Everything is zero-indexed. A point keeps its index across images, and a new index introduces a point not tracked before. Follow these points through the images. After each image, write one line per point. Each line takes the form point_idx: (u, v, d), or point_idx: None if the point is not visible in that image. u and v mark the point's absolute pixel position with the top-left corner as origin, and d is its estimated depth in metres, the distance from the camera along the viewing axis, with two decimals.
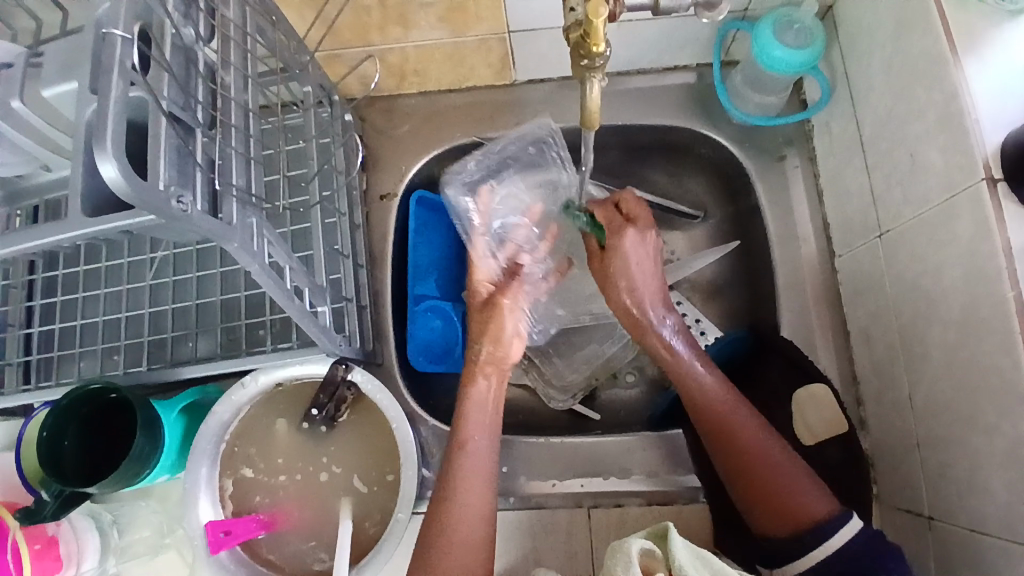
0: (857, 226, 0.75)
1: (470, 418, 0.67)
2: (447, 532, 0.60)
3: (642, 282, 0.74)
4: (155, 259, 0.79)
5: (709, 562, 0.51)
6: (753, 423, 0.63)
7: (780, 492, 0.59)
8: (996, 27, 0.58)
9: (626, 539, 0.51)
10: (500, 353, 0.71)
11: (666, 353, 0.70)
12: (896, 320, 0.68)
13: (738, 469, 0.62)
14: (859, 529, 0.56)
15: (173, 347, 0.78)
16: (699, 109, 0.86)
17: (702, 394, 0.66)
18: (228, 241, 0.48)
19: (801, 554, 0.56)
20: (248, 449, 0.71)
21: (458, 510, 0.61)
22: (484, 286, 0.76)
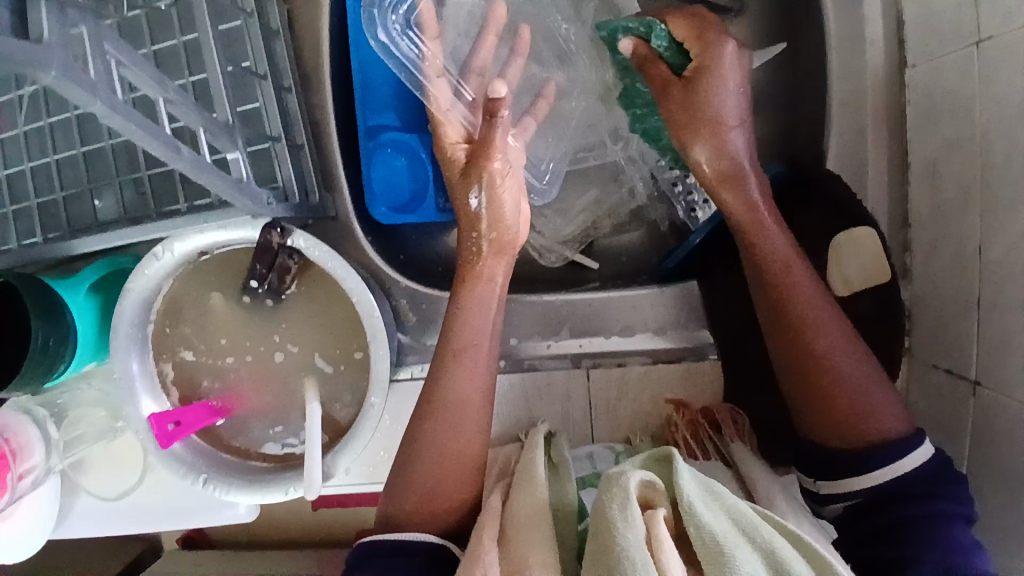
0: (951, 21, 0.56)
1: (468, 320, 0.56)
2: (441, 440, 0.55)
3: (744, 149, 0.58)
4: (16, 93, 0.58)
5: (719, 493, 0.44)
6: (834, 317, 0.55)
7: (849, 403, 0.53)
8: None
9: (624, 470, 0.44)
10: (504, 238, 0.57)
11: (755, 224, 0.57)
12: (981, 154, 0.53)
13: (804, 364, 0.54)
14: (927, 458, 0.51)
15: (68, 209, 0.60)
16: None
17: (788, 269, 0.56)
18: (35, 69, 0.30)
19: (865, 474, 0.51)
20: (182, 330, 0.59)
21: (456, 414, 0.55)
22: (457, 145, 0.58)
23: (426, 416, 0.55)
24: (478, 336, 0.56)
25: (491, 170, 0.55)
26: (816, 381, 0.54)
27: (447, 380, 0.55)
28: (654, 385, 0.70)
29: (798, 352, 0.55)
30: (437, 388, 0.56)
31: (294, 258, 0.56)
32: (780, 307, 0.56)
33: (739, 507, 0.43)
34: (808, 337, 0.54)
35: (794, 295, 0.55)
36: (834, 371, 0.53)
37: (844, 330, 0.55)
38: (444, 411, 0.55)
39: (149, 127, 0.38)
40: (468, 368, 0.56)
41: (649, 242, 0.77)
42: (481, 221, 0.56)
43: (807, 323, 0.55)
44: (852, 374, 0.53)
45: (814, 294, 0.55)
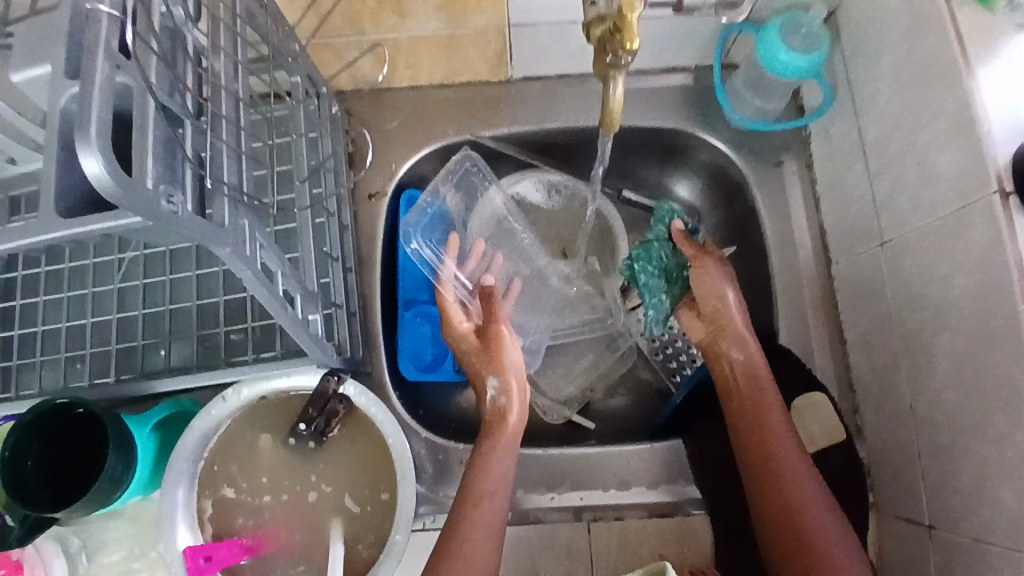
0: (858, 233, 0.74)
1: (490, 469, 0.63)
2: (463, 553, 0.59)
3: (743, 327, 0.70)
4: (124, 260, 0.73)
5: None
6: (807, 472, 0.62)
7: (821, 557, 0.58)
8: (1012, 33, 0.57)
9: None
10: (501, 407, 0.68)
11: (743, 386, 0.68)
12: (899, 329, 0.68)
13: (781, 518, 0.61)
14: None
15: (143, 356, 0.72)
16: (698, 111, 0.84)
17: (768, 431, 0.65)
18: (218, 247, 0.42)
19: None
20: (229, 467, 0.66)
21: (472, 527, 0.60)
22: (466, 334, 0.72)
23: (455, 521, 0.61)
24: (493, 487, 0.62)
25: (496, 352, 0.71)
26: (792, 535, 0.60)
27: (477, 488, 0.62)
28: (650, 539, 0.75)
29: (774, 505, 0.61)
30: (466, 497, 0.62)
31: (337, 409, 0.65)
32: (756, 457, 0.64)
33: None
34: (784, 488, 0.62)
35: (773, 449, 0.64)
36: (809, 529, 0.59)
37: (815, 486, 0.62)
38: (466, 527, 0.60)
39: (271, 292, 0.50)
40: (488, 481, 0.62)
41: (639, 405, 0.87)
42: (507, 373, 0.70)
43: (784, 477, 0.62)
44: (826, 529, 0.59)
45: (789, 453, 0.63)
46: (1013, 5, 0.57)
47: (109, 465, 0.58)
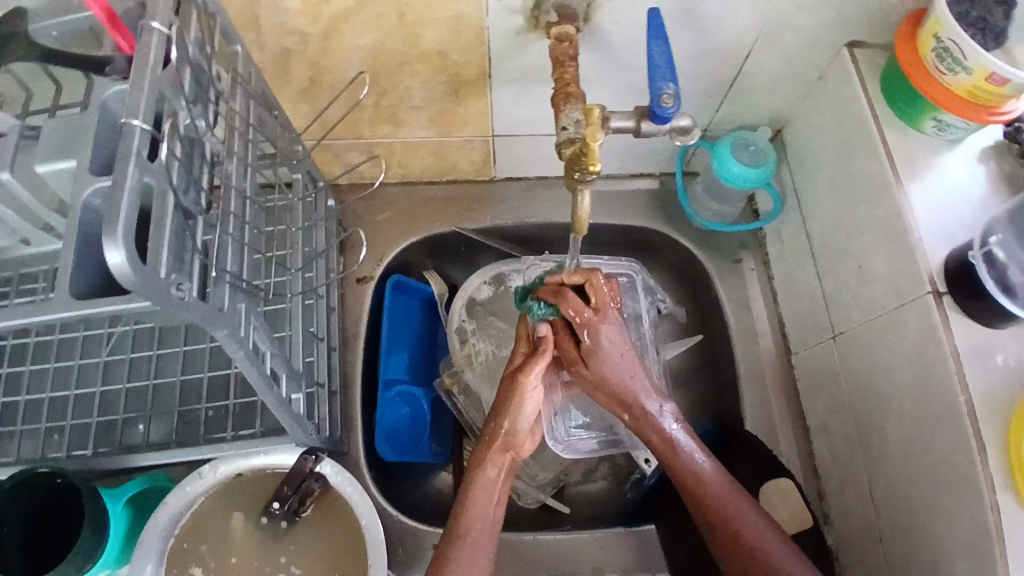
0: (811, 325, 0.80)
1: (489, 462, 0.65)
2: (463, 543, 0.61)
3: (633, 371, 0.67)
4: (113, 334, 0.76)
5: None
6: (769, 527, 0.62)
7: None
8: (940, 150, 0.67)
9: None
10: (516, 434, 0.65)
11: (665, 445, 0.66)
12: (853, 416, 0.72)
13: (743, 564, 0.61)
14: None
15: (122, 431, 0.73)
16: (661, 211, 0.92)
17: (704, 487, 0.64)
18: (218, 327, 0.47)
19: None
20: (198, 546, 0.65)
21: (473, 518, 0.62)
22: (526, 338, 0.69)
23: (449, 549, 0.61)
24: (479, 522, 0.62)
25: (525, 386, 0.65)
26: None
27: (467, 513, 0.63)
28: None
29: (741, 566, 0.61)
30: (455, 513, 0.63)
31: (312, 490, 0.66)
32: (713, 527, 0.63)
33: None
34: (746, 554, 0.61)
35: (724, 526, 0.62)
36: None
37: (779, 543, 0.61)
38: (453, 540, 0.61)
39: (260, 373, 0.54)
40: (478, 507, 0.63)
41: (613, 489, 0.88)
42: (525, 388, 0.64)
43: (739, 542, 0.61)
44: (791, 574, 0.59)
45: (732, 509, 0.63)
46: (941, 128, 0.66)
47: (85, 536, 0.58)
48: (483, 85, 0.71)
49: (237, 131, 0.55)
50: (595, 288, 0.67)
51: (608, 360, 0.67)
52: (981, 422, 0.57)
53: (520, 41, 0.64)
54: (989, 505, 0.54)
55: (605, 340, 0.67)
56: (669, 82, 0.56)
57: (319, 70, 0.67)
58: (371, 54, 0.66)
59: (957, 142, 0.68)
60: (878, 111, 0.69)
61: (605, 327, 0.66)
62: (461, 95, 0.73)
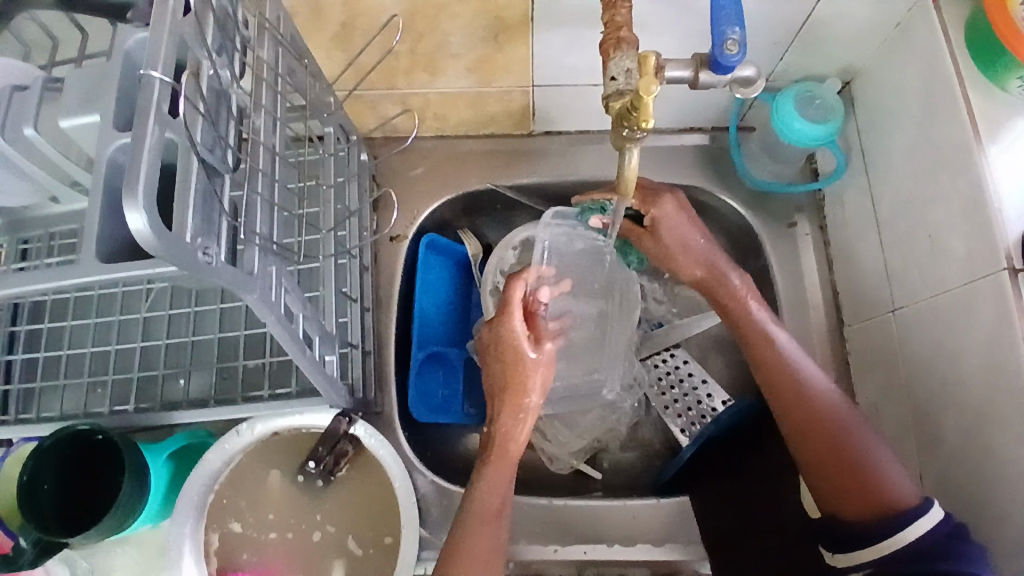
0: (870, 297, 0.75)
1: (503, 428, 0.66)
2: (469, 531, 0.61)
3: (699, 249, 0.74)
4: (151, 290, 0.75)
5: None
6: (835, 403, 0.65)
7: (855, 473, 0.61)
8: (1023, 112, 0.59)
9: None
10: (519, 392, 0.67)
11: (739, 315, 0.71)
12: (911, 396, 0.68)
13: (810, 437, 0.64)
14: (941, 521, 0.56)
15: (162, 386, 0.74)
16: (712, 169, 0.87)
17: (776, 358, 0.68)
18: (248, 293, 0.45)
19: (876, 539, 0.58)
20: (237, 502, 0.66)
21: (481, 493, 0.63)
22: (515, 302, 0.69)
23: (460, 534, 0.61)
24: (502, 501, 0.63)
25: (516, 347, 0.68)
26: (836, 468, 0.62)
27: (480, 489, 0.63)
28: None
29: (812, 445, 0.64)
30: (467, 501, 0.63)
31: (346, 451, 0.66)
32: (779, 395, 0.67)
33: None
34: (829, 429, 0.64)
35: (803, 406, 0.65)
36: (842, 447, 0.63)
37: (867, 429, 0.64)
38: (475, 511, 0.61)
39: (292, 338, 0.52)
40: (495, 484, 0.63)
41: (650, 458, 0.86)
42: (523, 379, 0.67)
43: (824, 419, 0.64)
44: (868, 448, 0.62)
45: (804, 388, 0.66)
46: None
47: (126, 491, 0.60)
48: (525, 30, 0.66)
49: (265, 81, 0.52)
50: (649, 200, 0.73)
51: (676, 226, 0.74)
52: None
53: None
54: None
55: (673, 220, 0.74)
56: (735, 26, 0.50)
57: (351, 14, 0.63)
58: None
59: None
60: (960, 63, 0.61)
61: (676, 216, 0.74)
62: (501, 41, 0.67)
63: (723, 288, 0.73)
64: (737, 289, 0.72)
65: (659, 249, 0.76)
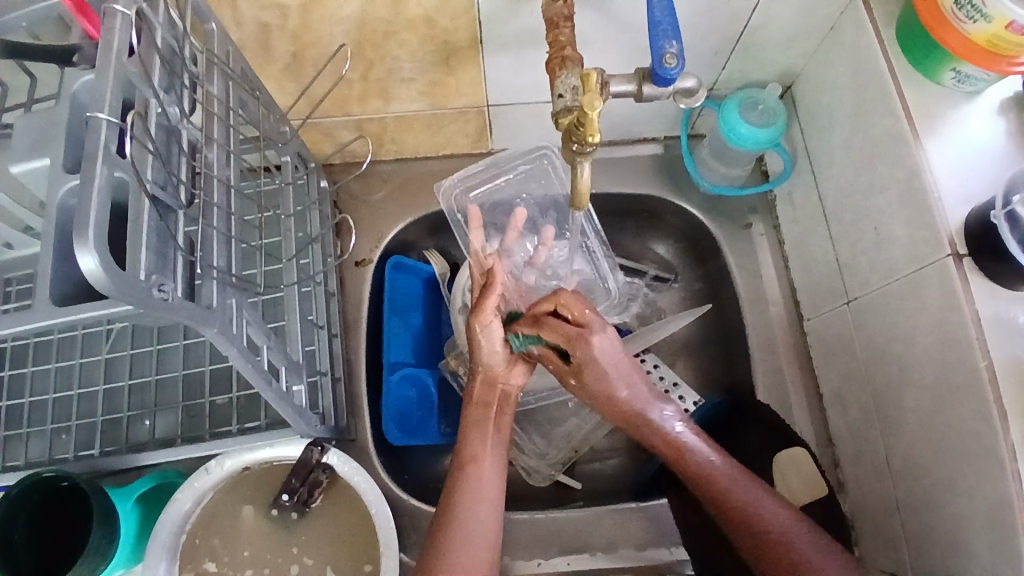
0: (825, 291, 0.77)
1: (470, 442, 0.65)
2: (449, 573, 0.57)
3: (622, 378, 0.65)
4: (112, 330, 0.74)
5: None
6: (782, 510, 0.58)
7: None
8: (957, 104, 0.63)
9: None
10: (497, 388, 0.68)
11: (668, 444, 0.63)
12: (870, 384, 0.70)
13: (762, 554, 0.57)
14: None
15: (128, 428, 0.72)
16: (667, 176, 0.89)
17: (708, 467, 0.61)
18: (207, 327, 0.45)
19: None
20: (211, 540, 0.65)
21: (463, 536, 0.59)
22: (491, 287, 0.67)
23: (453, 487, 0.62)
24: (485, 449, 0.65)
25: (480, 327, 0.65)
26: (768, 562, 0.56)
27: (458, 521, 0.60)
28: None
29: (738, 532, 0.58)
30: (458, 452, 0.65)
31: (320, 480, 0.65)
32: (720, 506, 0.59)
33: None
34: (782, 551, 0.56)
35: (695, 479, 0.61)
36: (795, 560, 0.55)
37: (759, 489, 0.60)
38: (454, 546, 0.59)
39: (258, 370, 0.52)
40: (478, 438, 0.65)
41: (627, 463, 0.87)
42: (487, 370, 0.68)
43: (778, 538, 0.56)
44: (756, 502, 0.58)
45: (747, 495, 0.59)
46: (960, 79, 0.62)
47: (97, 534, 0.58)
48: (475, 53, 0.67)
49: (216, 116, 0.52)
50: (569, 333, 0.64)
51: (599, 372, 0.64)
52: (1007, 389, 0.54)
53: (512, 5, 0.61)
54: (1015, 472, 0.52)
55: (597, 351, 0.64)
56: (672, 40, 0.53)
57: (301, 44, 0.64)
58: (354, 26, 0.62)
59: (978, 93, 0.64)
60: (890, 63, 0.65)
61: (596, 338, 0.64)
62: (452, 64, 0.69)
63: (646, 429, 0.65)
64: (633, 402, 0.65)
65: (590, 392, 0.67)
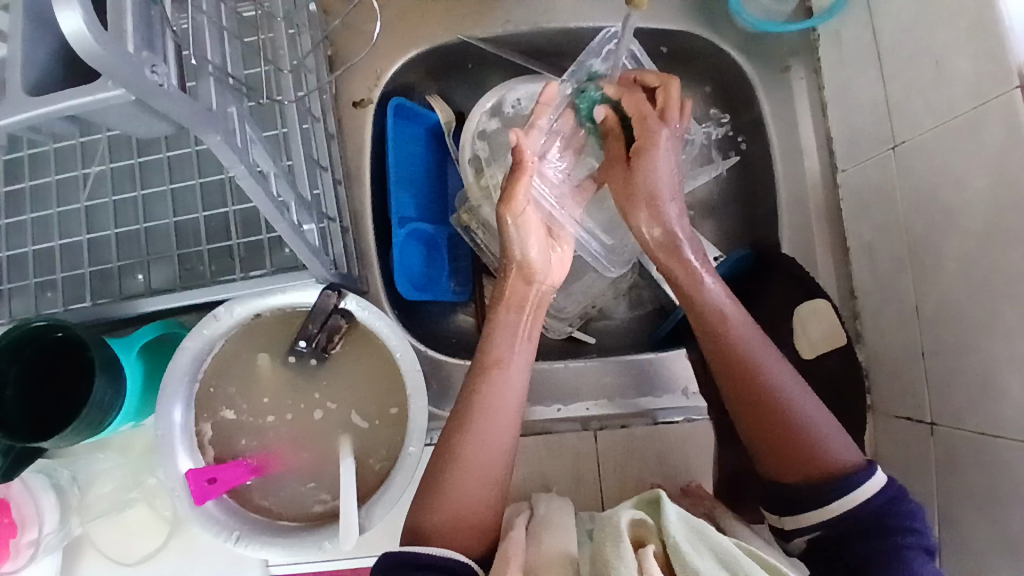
0: (865, 138, 0.72)
1: (495, 342, 0.62)
2: (460, 460, 0.58)
3: (668, 189, 0.67)
4: (88, 176, 0.67)
5: (707, 535, 0.50)
6: (785, 375, 0.60)
7: (795, 443, 0.57)
8: None
9: (616, 511, 0.50)
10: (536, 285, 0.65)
11: (687, 276, 0.65)
12: (906, 233, 0.67)
13: (751, 404, 0.60)
14: (884, 487, 0.55)
15: (120, 279, 0.67)
16: (701, 10, 0.80)
17: (713, 312, 0.63)
18: (210, 132, 0.38)
19: (823, 506, 0.55)
20: (227, 389, 0.63)
21: (479, 436, 0.58)
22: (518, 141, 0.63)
23: (477, 387, 0.60)
24: (510, 353, 0.62)
25: (518, 212, 0.62)
26: (757, 415, 0.59)
27: (475, 414, 0.59)
28: (658, 445, 0.75)
29: (749, 395, 0.60)
30: (481, 354, 0.62)
31: (336, 326, 0.61)
32: (740, 390, 0.60)
33: (725, 545, 0.49)
34: (772, 405, 0.59)
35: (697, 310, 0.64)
36: (784, 412, 0.58)
37: (775, 355, 0.61)
38: (473, 441, 0.58)
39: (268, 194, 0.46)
40: (503, 347, 0.62)
41: (641, 320, 0.86)
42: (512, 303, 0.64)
43: (764, 388, 0.59)
44: (777, 370, 0.60)
45: (764, 360, 0.60)
46: None
47: (98, 389, 0.55)
48: None
49: None
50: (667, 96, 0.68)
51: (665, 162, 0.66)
52: None
53: None
54: None
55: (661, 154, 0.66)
56: None
57: None
58: None
59: None
60: None
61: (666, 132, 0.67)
62: None
63: (679, 260, 0.65)
64: (688, 260, 0.65)
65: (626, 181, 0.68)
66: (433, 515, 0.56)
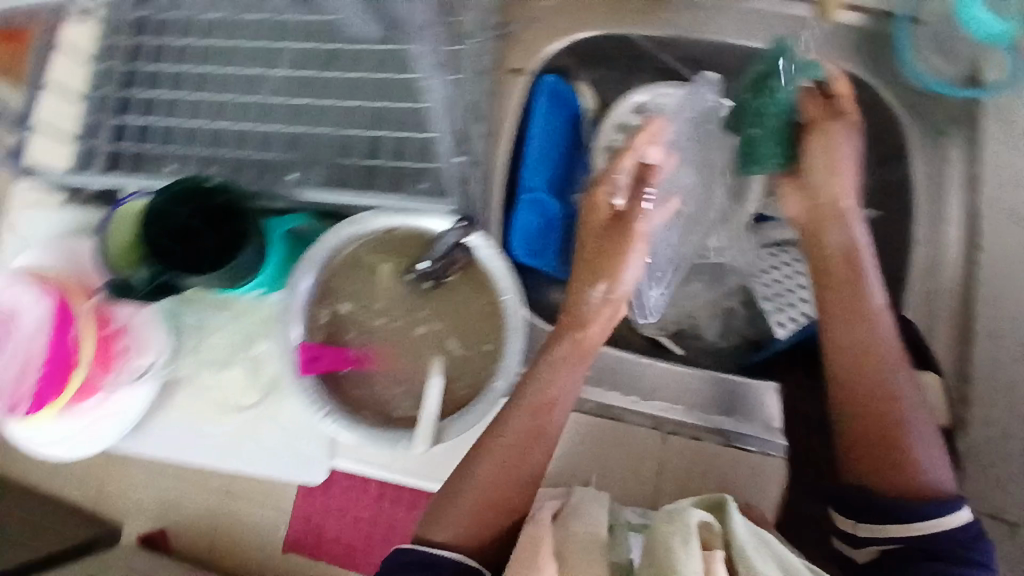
0: None
1: (554, 352, 0.66)
2: (491, 474, 0.62)
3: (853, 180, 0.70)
4: (264, 74, 0.72)
5: (764, 541, 0.56)
6: (907, 385, 0.64)
7: (904, 461, 0.61)
8: None
9: (688, 512, 0.53)
10: (613, 296, 0.67)
11: (851, 274, 0.67)
12: None
13: (865, 424, 0.64)
14: (970, 523, 0.58)
15: (268, 173, 0.72)
16: (871, 56, 0.79)
17: (870, 328, 0.65)
18: None
19: (899, 525, 0.59)
20: (346, 285, 0.68)
21: (505, 442, 0.63)
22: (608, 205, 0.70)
23: (518, 396, 0.65)
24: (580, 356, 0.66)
25: (615, 238, 0.68)
26: (872, 426, 0.63)
27: (502, 423, 0.64)
28: (725, 469, 0.73)
29: (862, 403, 0.64)
30: (547, 351, 0.66)
31: (455, 257, 0.66)
32: (849, 395, 0.65)
33: (779, 550, 0.55)
34: (882, 412, 0.63)
35: (852, 290, 0.67)
36: (893, 425, 0.62)
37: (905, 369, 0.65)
38: (504, 450, 0.63)
39: None
40: (564, 361, 0.65)
41: (732, 343, 0.86)
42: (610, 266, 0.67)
43: (886, 406, 0.63)
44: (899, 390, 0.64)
45: (891, 381, 0.64)
46: None
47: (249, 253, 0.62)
48: None
49: None
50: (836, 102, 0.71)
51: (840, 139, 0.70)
52: None
53: None
54: None
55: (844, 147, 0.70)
56: None
57: None
58: None
59: None
60: None
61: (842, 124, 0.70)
62: None
63: (844, 243, 0.68)
64: (859, 264, 0.67)
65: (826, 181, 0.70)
66: (444, 525, 0.61)
